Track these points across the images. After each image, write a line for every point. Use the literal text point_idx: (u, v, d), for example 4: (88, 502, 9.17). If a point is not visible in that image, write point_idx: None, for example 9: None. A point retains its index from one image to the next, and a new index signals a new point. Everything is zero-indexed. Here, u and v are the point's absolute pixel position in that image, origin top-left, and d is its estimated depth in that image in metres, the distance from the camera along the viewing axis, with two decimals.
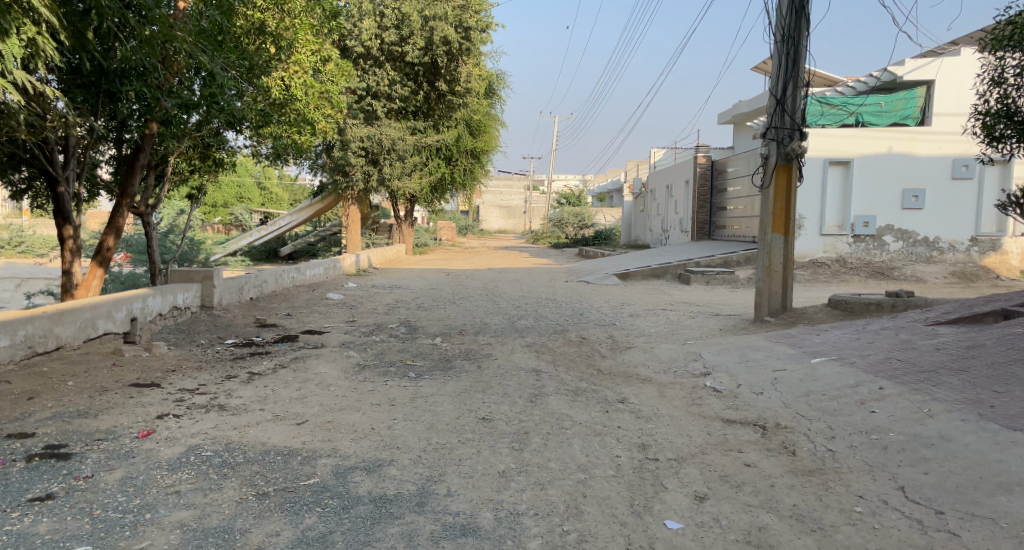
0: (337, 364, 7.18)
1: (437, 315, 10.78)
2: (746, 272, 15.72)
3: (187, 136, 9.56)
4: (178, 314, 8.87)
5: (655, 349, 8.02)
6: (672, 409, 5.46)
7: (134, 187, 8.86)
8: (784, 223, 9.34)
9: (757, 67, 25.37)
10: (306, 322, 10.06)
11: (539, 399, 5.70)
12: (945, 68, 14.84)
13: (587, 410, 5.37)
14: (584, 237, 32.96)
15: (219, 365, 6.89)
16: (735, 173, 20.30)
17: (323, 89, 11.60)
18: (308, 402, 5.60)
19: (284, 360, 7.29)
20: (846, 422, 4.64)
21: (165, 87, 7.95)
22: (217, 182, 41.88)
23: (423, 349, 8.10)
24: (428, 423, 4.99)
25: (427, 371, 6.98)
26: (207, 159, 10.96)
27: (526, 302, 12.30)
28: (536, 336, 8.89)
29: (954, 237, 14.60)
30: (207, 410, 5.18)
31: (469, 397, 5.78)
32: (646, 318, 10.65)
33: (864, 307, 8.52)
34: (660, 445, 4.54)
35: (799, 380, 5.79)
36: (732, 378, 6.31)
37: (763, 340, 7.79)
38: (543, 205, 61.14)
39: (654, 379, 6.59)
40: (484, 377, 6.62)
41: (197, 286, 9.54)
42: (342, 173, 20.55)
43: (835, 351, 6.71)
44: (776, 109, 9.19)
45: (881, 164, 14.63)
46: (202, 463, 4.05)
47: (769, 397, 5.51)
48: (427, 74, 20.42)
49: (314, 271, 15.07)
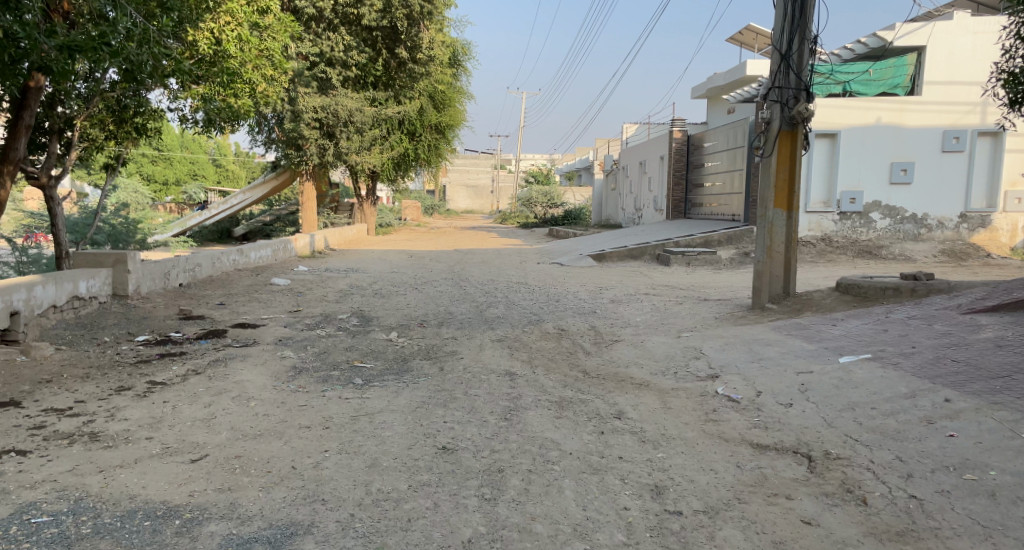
0: (266, 369, 5.87)
1: (395, 303, 9.50)
2: (728, 252, 14.70)
3: (91, 98, 8.91)
4: (80, 305, 7.51)
5: (646, 344, 6.89)
6: (683, 430, 4.30)
7: (21, 151, 7.56)
8: (787, 197, 8.22)
9: (733, 37, 24.29)
10: (240, 313, 8.69)
11: (515, 417, 4.53)
12: (938, 34, 13.59)
13: (576, 433, 4.19)
14: (554, 217, 31.74)
15: (113, 372, 5.56)
16: (712, 148, 19.25)
17: (262, 46, 10.03)
18: (214, 426, 4.32)
19: (199, 364, 5.96)
20: (920, 451, 3.53)
21: (44, 25, 6.35)
22: (167, 156, 39.60)
23: (375, 347, 6.83)
24: (369, 458, 3.75)
25: (376, 376, 5.77)
26: (124, 124, 9.66)
27: (496, 287, 11.06)
28: (507, 328, 7.67)
29: (942, 214, 13.70)
30: (69, 444, 3.92)
31: (425, 416, 4.56)
32: (629, 304, 9.51)
33: (880, 292, 7.37)
34: (680, 488, 3.38)
35: (836, 388, 4.65)
36: (749, 383, 5.16)
37: (772, 333, 6.67)
38: (511, 184, 59.77)
39: (653, 384, 5.43)
40: (446, 384, 5.40)
41: (106, 272, 8.13)
42: (296, 147, 18.96)
43: (864, 347, 5.64)
44: (780, 66, 8.07)
45: (869, 136, 13.65)
46: (26, 539, 2.87)
47: (804, 411, 4.36)
48: (386, 39, 18.88)
49: (260, 254, 13.64)
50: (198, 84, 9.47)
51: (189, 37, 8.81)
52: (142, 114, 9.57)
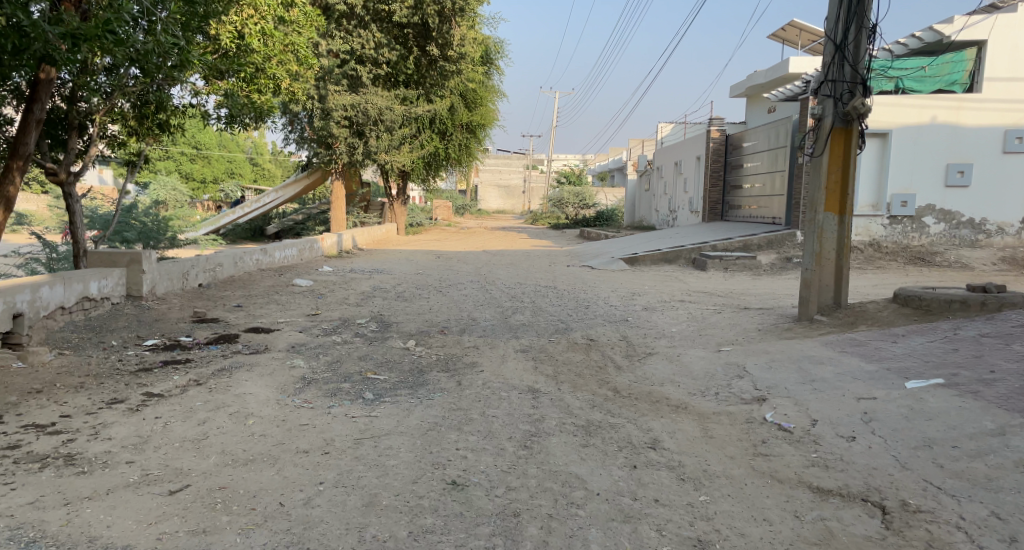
0: (272, 380, 5.46)
1: (418, 307, 9.09)
2: (769, 257, 13.99)
3: (113, 92, 8.63)
4: (90, 306, 7.19)
5: (683, 358, 6.35)
6: (728, 465, 3.76)
7: (31, 145, 7.16)
8: (839, 199, 7.59)
9: (774, 34, 23.50)
10: (256, 316, 8.32)
11: (536, 445, 4.04)
12: (999, 28, 12.79)
13: (605, 468, 3.69)
14: (586, 218, 31.12)
15: (110, 382, 5.18)
16: (751, 148, 18.47)
17: (286, 41, 9.53)
18: (204, 449, 3.90)
19: (203, 373, 5.57)
20: (1017, 506, 3.00)
21: (46, 12, 5.96)
22: (205, 154, 39.72)
23: (392, 357, 6.40)
24: (368, 495, 3.33)
25: (389, 390, 5.33)
26: (147, 120, 9.38)
27: (523, 291, 10.57)
28: (533, 337, 7.17)
29: (1003, 219, 12.84)
30: (39, 469, 3.53)
31: (436, 441, 4.09)
32: (664, 312, 8.93)
33: (944, 305, 6.72)
34: (728, 545, 2.93)
35: (906, 420, 4.07)
36: (802, 409, 4.59)
37: (824, 350, 6.07)
38: (544, 184, 59.21)
39: (692, 407, 4.90)
40: (463, 402, 4.91)
41: (120, 272, 7.81)
42: (326, 146, 18.72)
43: (933, 370, 5.04)
44: (834, 57, 7.47)
45: (923, 136, 12.84)
46: None
47: (870, 447, 3.79)
48: (417, 37, 18.50)
49: (285, 254, 13.33)
50: (221, 78, 9.07)
51: (211, 31, 8.51)
52: (164, 110, 9.28)
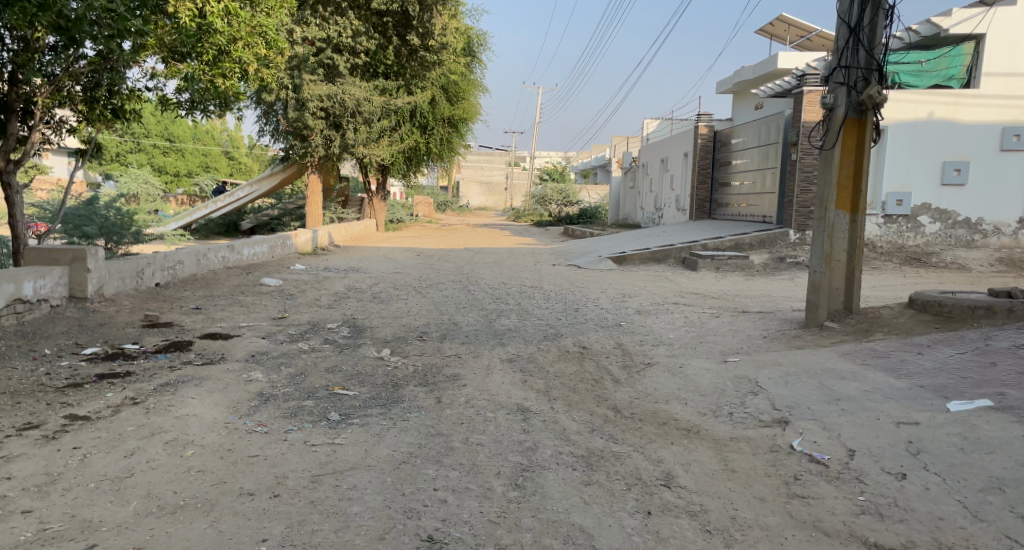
0: (222, 397, 4.74)
1: (395, 309, 8.39)
2: (762, 256, 13.44)
3: (58, 75, 7.80)
4: (24, 309, 6.42)
5: (687, 370, 5.72)
6: (760, 511, 3.14)
7: None
8: (850, 196, 7.02)
9: (762, 29, 23.02)
10: (216, 319, 7.59)
11: (529, 483, 3.39)
12: (998, 21, 12.29)
13: (614, 516, 3.07)
14: (570, 215, 30.50)
15: (29, 401, 4.44)
16: (740, 144, 17.92)
17: (254, 23, 8.56)
18: (124, 490, 3.21)
19: (142, 389, 4.84)
20: None
21: None
22: (179, 147, 38.45)
23: (363, 368, 5.69)
24: None
25: (357, 408, 4.65)
26: (99, 106, 8.55)
27: (507, 292, 9.90)
28: (520, 345, 6.51)
29: (999, 219, 12.38)
30: None
31: (410, 478, 3.41)
32: (660, 316, 8.28)
33: (967, 312, 6.14)
34: None
35: (962, 452, 3.48)
36: (833, 435, 3.97)
37: (842, 362, 5.47)
38: (525, 181, 58.74)
39: (705, 431, 4.27)
40: (442, 425, 4.24)
41: (61, 270, 7.02)
42: (301, 138, 17.80)
43: (976, 388, 4.45)
44: (848, 42, 6.88)
45: (920, 132, 12.34)
46: None
47: (928, 490, 3.19)
48: (397, 25, 17.60)
49: (254, 251, 12.51)
50: (182, 61, 8.42)
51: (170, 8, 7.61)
52: (118, 94, 8.41)
